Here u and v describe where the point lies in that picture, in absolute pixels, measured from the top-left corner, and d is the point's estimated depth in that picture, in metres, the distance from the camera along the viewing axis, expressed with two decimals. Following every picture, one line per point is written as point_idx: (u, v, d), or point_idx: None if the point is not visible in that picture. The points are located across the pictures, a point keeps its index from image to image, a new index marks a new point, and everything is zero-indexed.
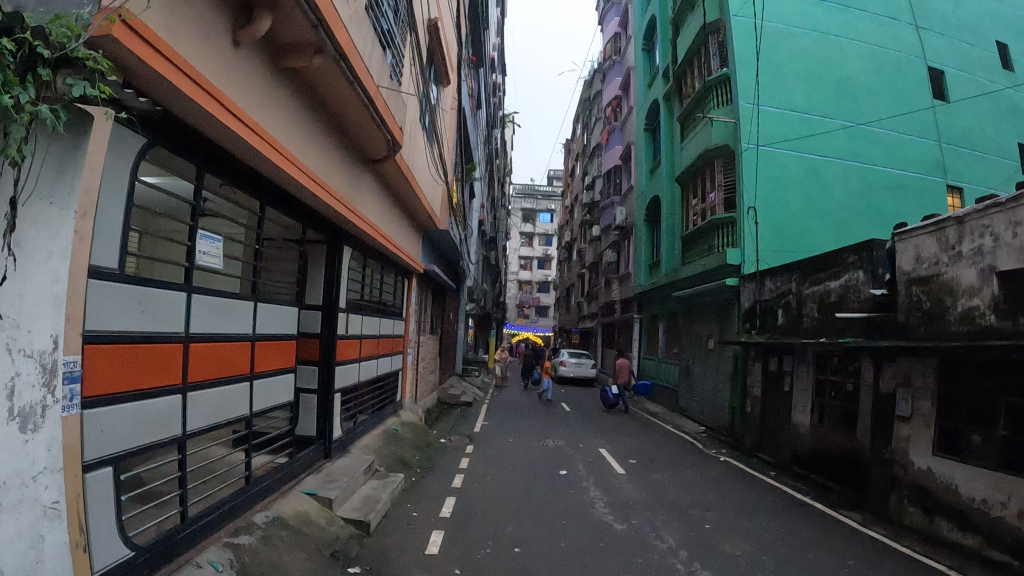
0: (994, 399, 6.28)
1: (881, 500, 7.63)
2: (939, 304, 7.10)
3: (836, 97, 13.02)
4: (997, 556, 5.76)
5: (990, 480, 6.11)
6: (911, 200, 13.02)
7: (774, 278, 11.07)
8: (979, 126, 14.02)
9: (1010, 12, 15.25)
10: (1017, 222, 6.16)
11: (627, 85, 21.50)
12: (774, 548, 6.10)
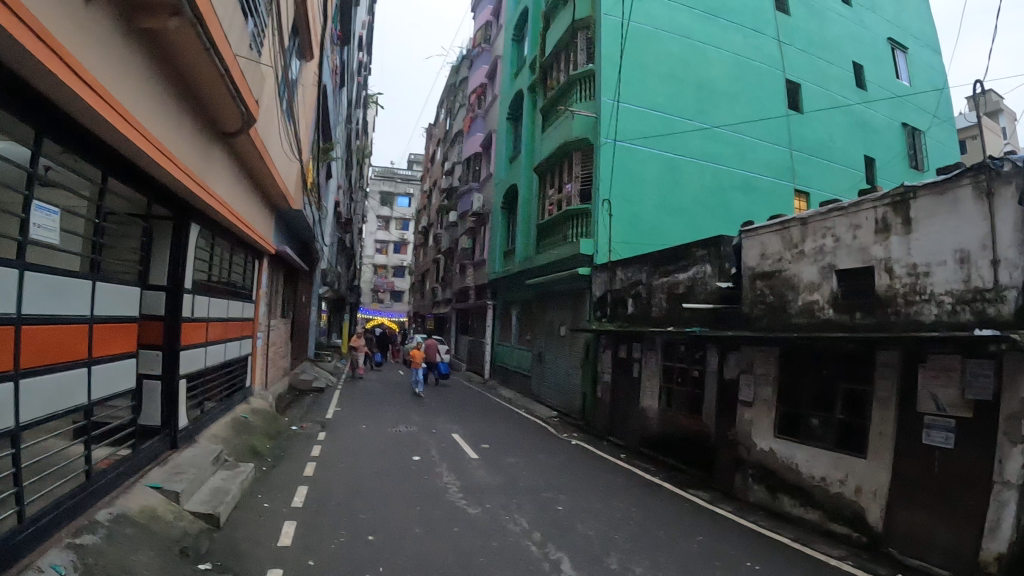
0: (832, 386, 6.84)
1: (727, 479, 8.14)
2: (781, 297, 7.63)
3: (693, 98, 13.62)
4: (838, 528, 6.31)
5: (828, 459, 6.67)
6: (759, 200, 14.00)
7: (625, 269, 11.51)
8: (827, 137, 15.22)
9: (862, 33, 16.56)
10: (860, 225, 6.71)
11: (493, 74, 21.54)
12: (625, 528, 6.34)
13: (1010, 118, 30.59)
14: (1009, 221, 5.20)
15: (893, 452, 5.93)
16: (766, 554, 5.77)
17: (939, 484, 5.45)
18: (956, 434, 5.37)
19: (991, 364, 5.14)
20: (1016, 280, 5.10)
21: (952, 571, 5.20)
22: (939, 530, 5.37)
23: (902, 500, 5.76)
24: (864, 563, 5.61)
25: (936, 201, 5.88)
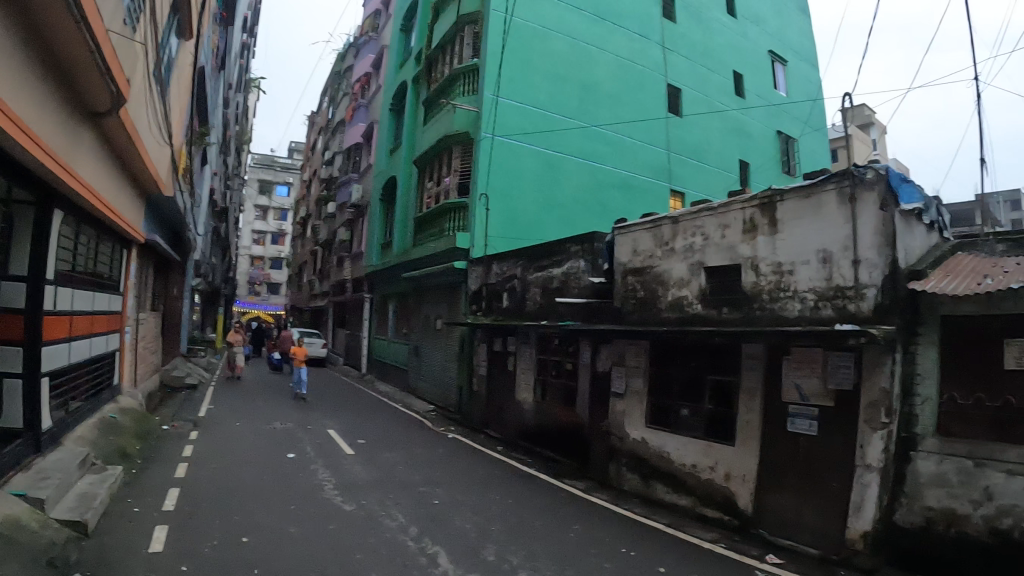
0: (699, 377, 7.17)
1: (601, 468, 8.35)
2: (651, 292, 7.92)
3: (577, 98, 13.84)
4: (710, 513, 6.60)
5: (697, 446, 6.97)
6: (635, 198, 14.46)
7: (500, 263, 11.65)
8: (703, 141, 15.90)
9: (743, 44, 17.38)
10: (728, 224, 7.03)
11: (379, 63, 21.15)
12: (500, 519, 6.42)
13: (879, 130, 33.85)
14: (870, 225, 5.62)
15: (759, 439, 6.26)
16: (642, 540, 5.97)
17: (804, 468, 5.82)
18: (819, 421, 5.77)
19: (851, 357, 5.59)
20: (876, 279, 5.53)
21: (820, 548, 5.56)
22: (806, 511, 5.74)
23: (768, 484, 6.10)
24: (737, 545, 5.91)
25: (801, 204, 6.27)
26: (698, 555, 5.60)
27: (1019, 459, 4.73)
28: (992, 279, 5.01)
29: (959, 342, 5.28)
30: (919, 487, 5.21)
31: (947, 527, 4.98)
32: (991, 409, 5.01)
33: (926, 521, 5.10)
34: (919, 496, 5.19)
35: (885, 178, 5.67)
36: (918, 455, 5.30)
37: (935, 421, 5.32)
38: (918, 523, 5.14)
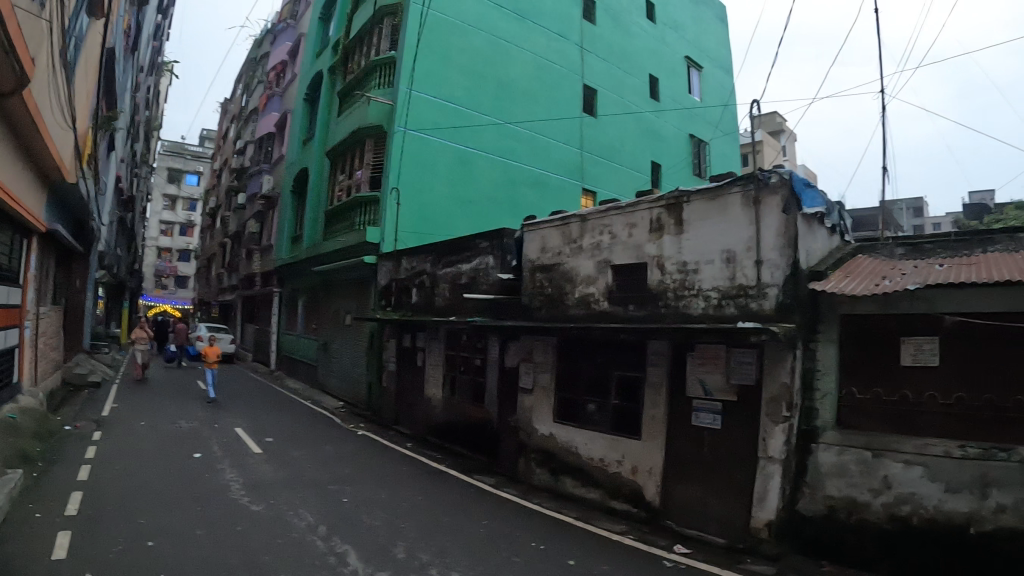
0: (606, 372, 7.35)
1: (511, 464, 8.39)
2: (559, 290, 8.06)
3: (492, 94, 13.86)
4: (618, 505, 6.73)
5: (603, 441, 7.13)
6: (545, 196, 14.60)
7: (410, 259, 11.65)
8: (618, 141, 16.25)
9: (661, 48, 17.84)
10: (636, 224, 7.21)
11: (295, 52, 20.63)
12: (411, 516, 6.41)
13: (787, 137, 35.41)
14: (774, 227, 5.82)
15: (664, 433, 6.46)
16: (552, 534, 6.04)
17: (708, 461, 6.03)
18: (723, 415, 5.98)
19: (754, 353, 5.82)
20: (778, 279, 5.74)
21: (726, 538, 5.71)
22: (712, 501, 5.93)
23: (675, 477, 6.27)
24: (646, 536, 6.00)
25: (707, 206, 6.44)
26: (608, 547, 5.69)
27: (915, 450, 5.07)
28: (891, 280, 5.31)
29: (858, 340, 5.63)
30: (820, 478, 5.48)
31: (848, 515, 5.25)
32: (889, 403, 5.37)
33: (829, 510, 5.35)
34: (821, 485, 5.46)
35: (790, 183, 5.85)
36: (819, 447, 5.58)
37: (835, 416, 5.66)
38: (821, 512, 5.40)
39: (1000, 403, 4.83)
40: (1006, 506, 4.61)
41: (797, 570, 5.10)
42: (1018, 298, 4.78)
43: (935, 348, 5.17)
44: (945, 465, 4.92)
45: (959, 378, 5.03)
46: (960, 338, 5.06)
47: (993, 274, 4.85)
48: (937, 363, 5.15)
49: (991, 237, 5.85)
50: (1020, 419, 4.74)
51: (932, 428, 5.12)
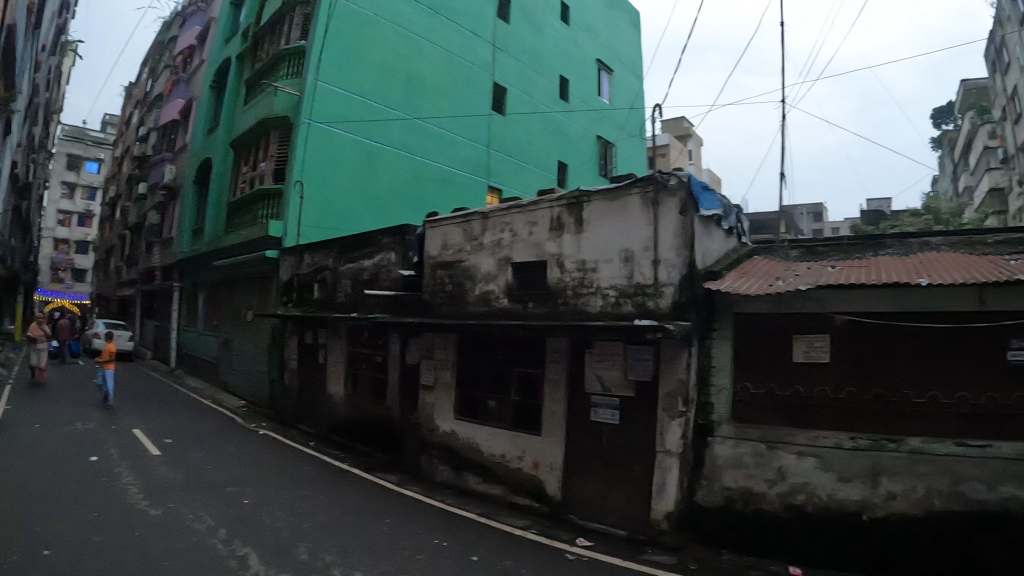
0: (506, 369, 7.22)
1: (413, 462, 8.28)
2: (459, 286, 7.64)
3: (401, 89, 13.70)
4: (521, 500, 6.71)
5: (504, 437, 7.04)
6: (450, 192, 14.55)
7: (312, 254, 11.45)
8: (525, 140, 16.38)
9: (572, 50, 18.07)
10: (536, 223, 6.88)
11: (204, 37, 19.85)
12: (314, 516, 6.29)
13: (694, 142, 36.56)
14: (671, 227, 5.70)
15: (565, 428, 6.40)
16: (455, 531, 6.03)
17: (608, 456, 6.05)
18: (620, 410, 6.00)
19: (650, 350, 5.85)
20: (674, 279, 5.63)
21: (627, 530, 5.80)
22: (612, 495, 5.97)
23: (575, 473, 6.28)
24: (549, 530, 6.05)
25: (606, 206, 6.24)
26: (511, 542, 5.72)
27: (807, 442, 5.29)
28: (784, 280, 5.41)
29: (751, 339, 5.77)
30: (717, 469, 5.62)
31: (745, 505, 5.44)
32: (781, 398, 5.55)
33: (725, 500, 5.52)
34: (718, 477, 5.61)
35: (686, 185, 5.73)
36: (715, 440, 5.68)
37: (730, 410, 5.74)
38: (718, 502, 5.56)
39: (888, 396, 5.13)
40: (897, 494, 4.96)
41: (696, 560, 5.24)
42: (906, 299, 5.09)
43: (826, 346, 5.40)
44: (837, 456, 5.17)
45: (850, 373, 5.29)
46: (851, 337, 5.33)
47: (884, 275, 5.13)
48: (828, 360, 5.38)
49: (882, 241, 6.22)
50: (905, 411, 5.07)
51: (824, 421, 5.35)
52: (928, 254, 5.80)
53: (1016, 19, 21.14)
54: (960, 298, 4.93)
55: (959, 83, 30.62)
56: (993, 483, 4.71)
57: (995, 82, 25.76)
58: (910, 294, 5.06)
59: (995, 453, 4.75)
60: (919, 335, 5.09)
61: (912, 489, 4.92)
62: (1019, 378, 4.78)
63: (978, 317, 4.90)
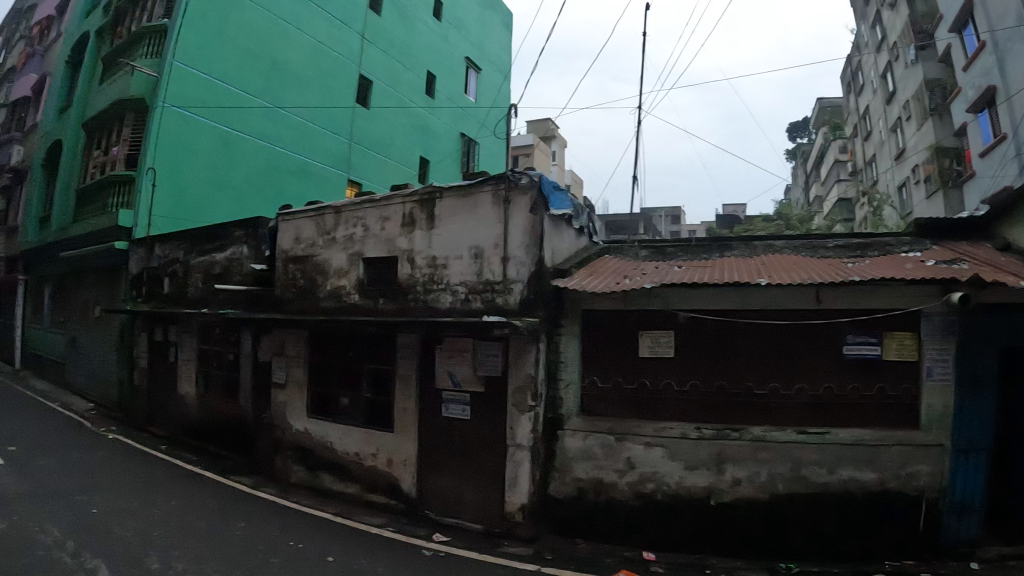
0: (357, 366, 7.09)
1: (266, 463, 8.01)
2: (311, 282, 7.46)
3: (264, 76, 13.14)
4: (376, 498, 6.65)
5: (357, 435, 6.93)
6: (311, 185, 14.15)
7: (163, 246, 10.88)
8: (388, 134, 16.16)
9: (443, 47, 18.04)
10: (389, 217, 6.76)
11: (61, 8, 18.42)
12: (167, 524, 5.99)
13: (558, 144, 37.38)
14: (520, 225, 5.81)
15: (417, 423, 6.36)
16: (311, 532, 5.89)
17: (460, 451, 6.08)
18: (471, 406, 6.04)
19: (499, 346, 5.92)
20: (522, 276, 5.77)
21: (483, 524, 5.86)
22: (466, 490, 6.03)
23: (427, 468, 6.28)
24: (405, 527, 6.02)
25: (458, 203, 6.24)
26: (369, 541, 5.66)
27: (654, 433, 5.49)
28: (629, 280, 5.56)
29: (597, 333, 5.85)
30: (568, 461, 5.69)
31: (597, 494, 5.60)
32: (628, 390, 5.72)
33: (577, 491, 5.66)
34: (569, 468, 5.72)
35: (537, 185, 5.80)
36: (565, 433, 5.72)
37: (578, 404, 5.82)
38: (570, 493, 5.69)
39: (731, 388, 5.46)
40: (742, 479, 5.30)
41: (551, 550, 5.37)
42: (748, 298, 5.40)
43: (671, 341, 5.61)
44: (682, 445, 5.41)
45: (691, 367, 5.56)
46: (692, 333, 5.59)
47: (725, 275, 5.41)
48: (672, 355, 5.61)
49: (727, 243, 6.57)
50: (747, 402, 5.43)
51: (669, 413, 5.59)
52: (770, 256, 6.17)
53: (876, 46, 22.92)
54: (797, 298, 5.32)
55: (815, 101, 32.82)
56: (833, 466, 5.21)
57: (848, 101, 27.83)
58: (751, 293, 5.39)
59: (833, 439, 5.22)
60: (759, 331, 5.45)
61: (756, 474, 5.28)
62: (852, 369, 5.32)
63: (813, 315, 5.35)
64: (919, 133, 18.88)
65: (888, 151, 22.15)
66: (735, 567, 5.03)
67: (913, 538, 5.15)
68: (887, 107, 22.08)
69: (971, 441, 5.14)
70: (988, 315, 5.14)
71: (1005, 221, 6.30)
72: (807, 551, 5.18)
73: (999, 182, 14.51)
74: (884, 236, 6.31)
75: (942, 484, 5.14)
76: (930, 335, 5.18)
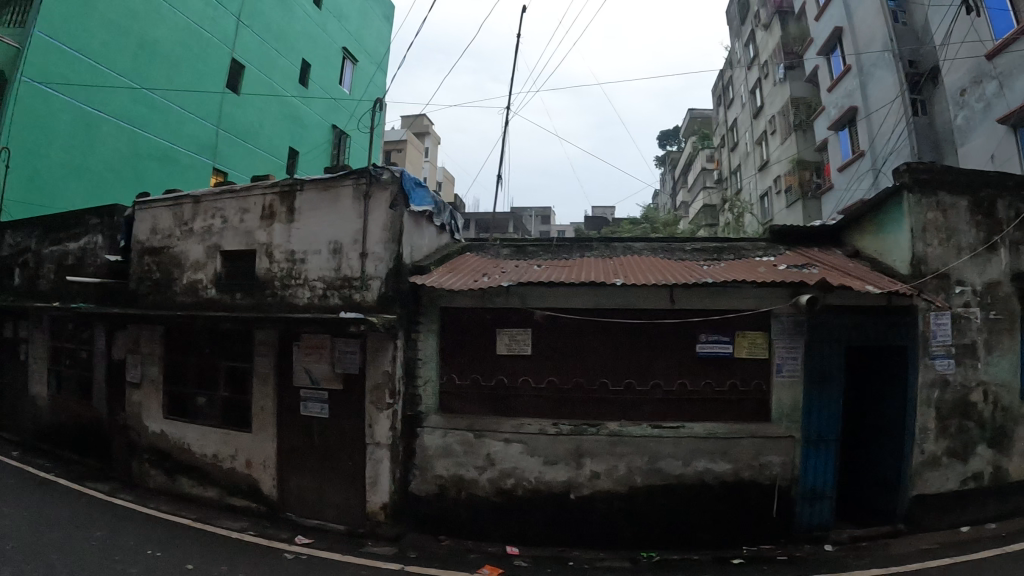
0: (214, 365, 6.80)
1: (122, 467, 7.55)
2: (166, 274, 7.10)
3: (131, 54, 11.83)
4: (237, 502, 6.38)
5: (215, 436, 6.63)
6: (171, 172, 12.81)
7: (14, 234, 10.03)
8: (259, 124, 15.25)
9: (321, 36, 17.55)
10: (248, 209, 6.51)
11: None
12: (15, 535, 5.51)
13: (432, 140, 37.36)
14: (380, 221, 5.73)
15: (274, 423, 6.14)
16: (163, 539, 5.57)
17: (319, 450, 5.92)
18: (329, 404, 5.87)
19: (357, 343, 5.75)
20: (380, 272, 5.67)
21: (346, 525, 5.74)
22: (327, 490, 5.88)
23: (288, 468, 6.08)
24: (266, 531, 5.82)
25: (319, 196, 6.07)
26: (227, 546, 5.41)
27: (512, 429, 5.53)
28: (487, 278, 5.56)
29: (456, 331, 5.81)
30: (428, 459, 5.66)
31: (457, 492, 5.59)
32: (486, 387, 5.72)
33: (439, 488, 5.63)
34: (429, 466, 5.67)
35: (398, 180, 5.78)
36: (425, 430, 5.68)
37: (436, 401, 5.78)
38: (432, 491, 5.64)
39: (587, 385, 5.58)
40: (600, 473, 5.43)
41: (414, 548, 5.33)
42: (604, 296, 5.53)
43: (528, 339, 5.66)
44: (541, 441, 5.49)
45: (549, 365, 5.64)
46: (548, 330, 5.66)
47: (582, 275, 5.51)
48: (529, 352, 5.66)
49: (588, 244, 6.78)
50: (604, 398, 5.55)
51: (525, 409, 5.65)
52: (630, 257, 6.35)
53: (747, 62, 24.10)
54: (652, 298, 5.50)
55: (686, 111, 34.11)
56: (688, 459, 5.40)
57: (718, 112, 29.11)
58: (605, 293, 5.51)
59: (687, 433, 5.42)
60: (615, 329, 5.59)
61: (614, 467, 5.42)
62: (705, 366, 5.55)
63: (667, 314, 5.53)
64: (782, 146, 20.00)
65: (753, 161, 23.36)
66: (597, 558, 5.15)
67: (767, 524, 5.43)
68: (754, 120, 23.25)
69: (820, 433, 5.51)
70: (834, 316, 5.58)
71: (855, 229, 6.75)
72: (668, 540, 5.36)
73: (854, 193, 15.58)
74: (740, 241, 6.63)
75: (794, 473, 5.47)
76: (780, 334, 5.49)
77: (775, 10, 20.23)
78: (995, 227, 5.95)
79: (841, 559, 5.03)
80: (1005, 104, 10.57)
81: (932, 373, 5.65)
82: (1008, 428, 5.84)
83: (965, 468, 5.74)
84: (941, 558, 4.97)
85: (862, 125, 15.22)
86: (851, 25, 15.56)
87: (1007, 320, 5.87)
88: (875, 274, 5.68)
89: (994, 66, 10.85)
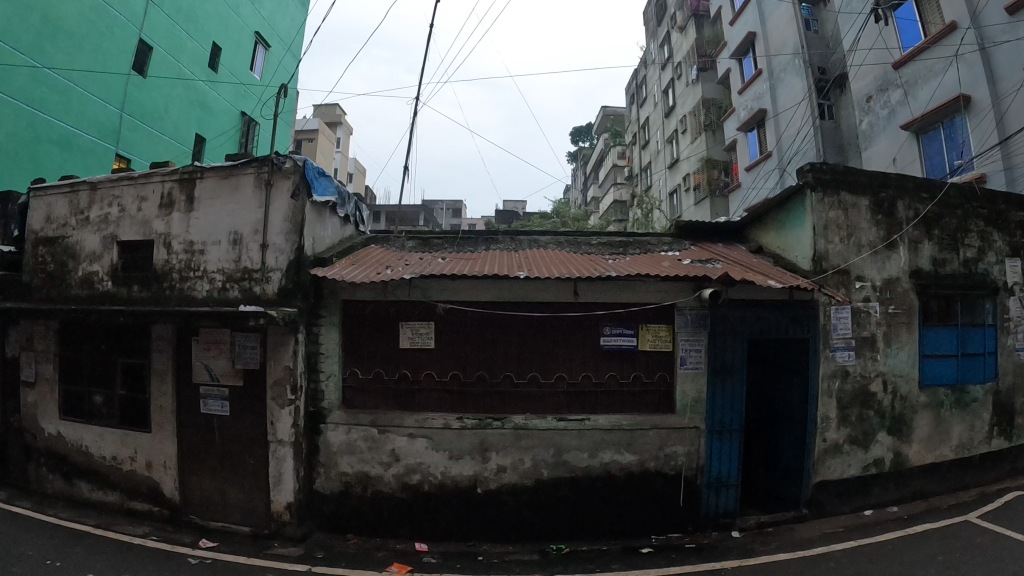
0: (110, 362, 6.51)
1: (18, 472, 7.11)
2: (60, 266, 6.76)
3: (34, 30, 10.97)
4: (138, 505, 6.12)
5: (113, 437, 6.34)
6: (73, 158, 12.05)
7: None
8: (163, 109, 14.63)
9: (233, 20, 17.03)
10: (145, 197, 6.25)
11: None
12: None
13: (343, 130, 37.01)
14: (282, 211, 5.60)
15: (174, 424, 5.91)
16: (60, 547, 5.29)
17: (220, 449, 5.75)
18: (229, 401, 5.70)
19: (257, 337, 5.59)
20: (281, 264, 5.54)
21: (251, 526, 5.59)
22: (230, 491, 5.71)
23: (190, 469, 5.88)
24: (169, 536, 5.61)
25: (219, 184, 5.88)
26: (127, 553, 5.18)
27: (416, 424, 5.47)
28: (390, 270, 5.48)
29: (357, 325, 5.70)
30: (332, 456, 5.57)
31: (363, 489, 5.51)
32: (389, 382, 5.65)
33: (343, 486, 5.54)
34: (334, 463, 5.57)
35: (300, 169, 5.68)
36: (328, 427, 5.58)
37: (339, 397, 5.66)
38: (336, 488, 5.55)
39: (490, 379, 5.58)
40: (506, 466, 5.45)
41: (321, 548, 5.22)
42: (508, 289, 5.52)
43: (430, 332, 5.62)
44: (445, 436, 5.45)
45: (452, 358, 5.62)
46: (451, 323, 5.63)
47: (487, 268, 5.50)
48: (433, 346, 5.62)
49: (495, 238, 6.79)
50: (507, 391, 5.56)
51: (429, 404, 5.61)
52: (535, 250, 6.40)
53: (660, 62, 24.62)
54: (556, 291, 5.52)
55: (599, 108, 34.57)
56: (594, 451, 5.48)
57: (630, 110, 29.61)
58: (510, 286, 5.51)
59: (592, 425, 5.48)
60: (519, 322, 5.61)
61: (520, 461, 5.45)
62: (609, 359, 5.63)
63: (571, 307, 5.58)
64: (692, 145, 20.51)
65: (663, 160, 23.92)
66: (506, 552, 5.16)
67: (675, 512, 5.55)
68: (665, 119, 23.76)
69: (724, 422, 5.67)
70: (738, 310, 5.73)
71: (759, 226, 6.95)
72: (576, 532, 5.42)
73: (760, 192, 16.10)
74: (646, 235, 6.73)
75: (699, 462, 5.61)
76: (683, 327, 5.62)
77: (691, 13, 20.73)
78: (894, 226, 6.23)
79: (748, 545, 5.19)
80: (909, 111, 11.07)
81: (833, 365, 5.86)
82: (906, 416, 6.13)
83: (867, 455, 5.99)
84: (844, 542, 5.17)
85: (769, 126, 15.69)
86: (764, 29, 16.04)
87: (904, 314, 6.15)
88: (777, 269, 5.85)
89: (900, 75, 11.34)
